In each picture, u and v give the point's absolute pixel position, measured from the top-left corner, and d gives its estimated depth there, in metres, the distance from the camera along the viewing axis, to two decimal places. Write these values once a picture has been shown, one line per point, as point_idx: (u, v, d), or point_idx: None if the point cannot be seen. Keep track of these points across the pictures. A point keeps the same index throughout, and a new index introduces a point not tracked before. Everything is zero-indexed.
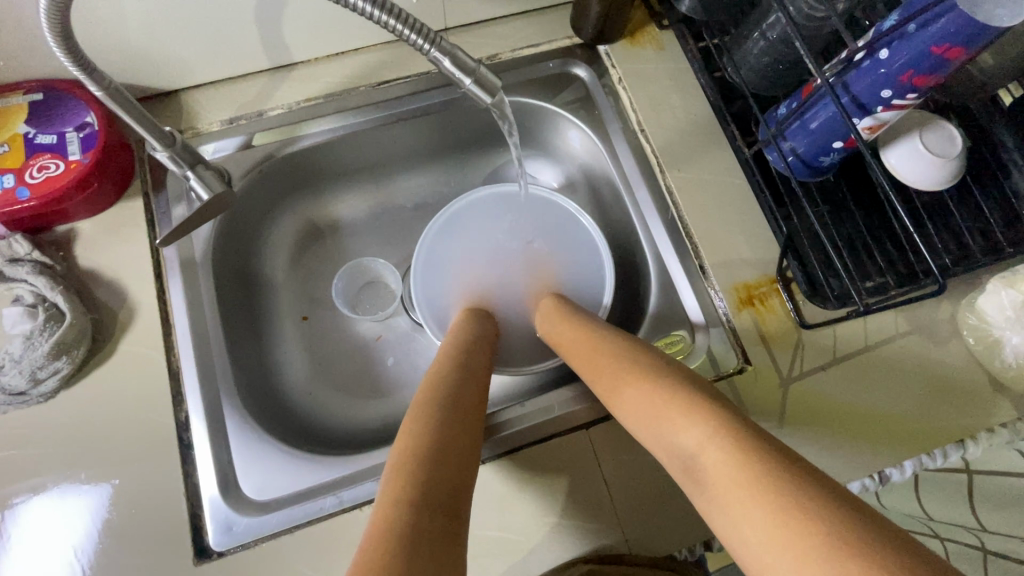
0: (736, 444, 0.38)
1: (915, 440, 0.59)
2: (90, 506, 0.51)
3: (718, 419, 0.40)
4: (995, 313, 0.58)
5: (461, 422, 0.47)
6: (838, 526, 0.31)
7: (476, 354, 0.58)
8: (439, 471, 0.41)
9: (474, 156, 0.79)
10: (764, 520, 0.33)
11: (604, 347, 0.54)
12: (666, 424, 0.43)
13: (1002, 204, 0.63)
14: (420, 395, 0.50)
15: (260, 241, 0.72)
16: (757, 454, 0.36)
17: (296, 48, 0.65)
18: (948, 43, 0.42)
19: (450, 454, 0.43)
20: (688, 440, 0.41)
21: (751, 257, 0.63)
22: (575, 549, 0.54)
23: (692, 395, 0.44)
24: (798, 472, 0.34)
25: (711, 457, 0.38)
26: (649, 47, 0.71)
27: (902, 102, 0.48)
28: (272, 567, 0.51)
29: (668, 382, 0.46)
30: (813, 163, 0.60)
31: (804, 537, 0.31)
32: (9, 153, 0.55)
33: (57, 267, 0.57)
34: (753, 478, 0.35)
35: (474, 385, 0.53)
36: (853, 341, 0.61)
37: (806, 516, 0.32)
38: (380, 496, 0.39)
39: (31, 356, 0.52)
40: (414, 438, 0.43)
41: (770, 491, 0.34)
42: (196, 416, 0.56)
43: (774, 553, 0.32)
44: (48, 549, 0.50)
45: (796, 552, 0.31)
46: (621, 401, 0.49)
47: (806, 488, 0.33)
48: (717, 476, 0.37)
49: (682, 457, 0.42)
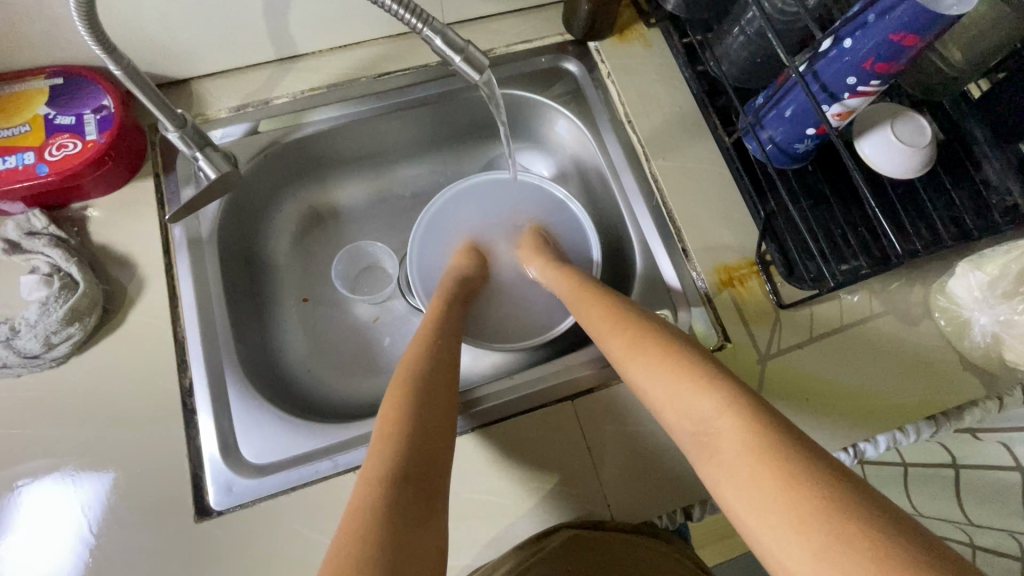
0: (751, 416, 0.42)
1: (886, 415, 0.61)
2: (92, 476, 0.54)
3: (735, 393, 0.44)
4: (964, 295, 0.61)
5: (438, 396, 0.51)
6: (835, 494, 0.35)
7: (452, 327, 0.61)
8: (417, 448, 0.45)
9: (470, 147, 0.82)
10: (768, 484, 0.37)
11: (618, 317, 0.57)
12: (679, 389, 0.47)
13: (973, 193, 0.66)
14: (400, 372, 0.53)
15: (263, 224, 0.75)
16: (768, 428, 0.40)
17: (300, 41, 0.69)
18: (904, 31, 0.46)
19: (428, 431, 0.47)
20: (703, 407, 0.45)
21: (730, 240, 0.66)
22: (560, 514, 0.56)
23: (706, 369, 0.47)
24: (799, 447, 0.39)
25: (725, 425, 0.42)
26: (637, 44, 0.75)
27: (867, 88, 0.52)
28: (269, 526, 0.53)
29: (681, 355, 0.50)
30: (789, 150, 0.63)
31: (805, 500, 0.35)
32: (30, 132, 0.58)
33: (71, 241, 0.60)
34: (764, 448, 0.39)
35: (448, 356, 0.56)
36: (829, 321, 0.64)
37: (808, 484, 0.36)
38: (363, 472, 0.43)
39: (46, 322, 0.55)
40: (393, 418, 0.47)
41: (779, 459, 0.38)
42: (200, 383, 0.58)
43: (769, 513, 0.36)
44: (55, 508, 0.52)
45: (796, 513, 0.35)
46: (637, 359, 0.52)
47: (807, 461, 0.38)
48: (728, 440, 0.41)
49: (692, 421, 0.45)
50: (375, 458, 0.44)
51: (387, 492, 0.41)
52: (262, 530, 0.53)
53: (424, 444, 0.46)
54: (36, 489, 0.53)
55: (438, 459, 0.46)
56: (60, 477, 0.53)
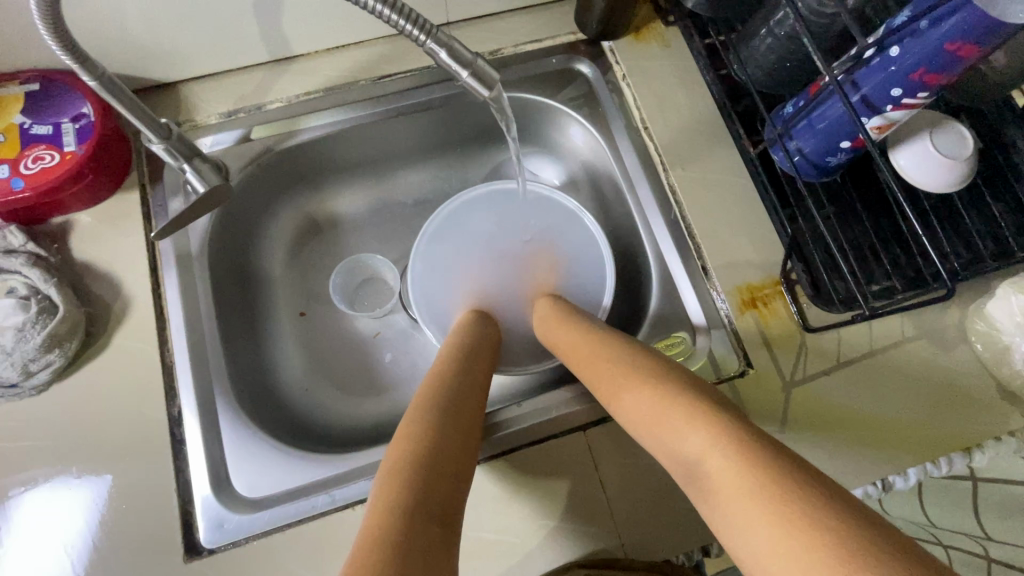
0: (736, 450, 0.37)
1: (921, 448, 0.58)
2: (88, 492, 0.51)
3: (718, 425, 0.40)
4: (1005, 319, 0.57)
5: (461, 428, 0.48)
6: (843, 533, 0.30)
7: (473, 353, 0.58)
8: (434, 483, 0.41)
9: (476, 152, 0.78)
10: (768, 527, 0.33)
11: (602, 350, 0.54)
12: (667, 429, 0.43)
13: (1014, 208, 0.62)
14: (420, 399, 0.50)
15: (258, 236, 0.71)
16: (757, 461, 0.36)
17: (296, 41, 0.64)
18: (961, 41, 0.41)
19: (446, 463, 0.43)
20: (690, 447, 0.41)
21: (753, 257, 0.62)
22: (572, 554, 0.53)
23: (690, 401, 0.43)
24: (800, 479, 0.34)
25: (712, 465, 0.38)
26: (654, 43, 0.70)
27: (912, 101, 0.47)
28: (262, 565, 0.50)
29: (665, 389, 0.46)
30: (820, 164, 0.59)
31: (806, 542, 0.31)
32: (4, 143, 0.54)
33: (51, 259, 0.56)
34: (755, 485, 0.35)
35: (474, 387, 0.53)
36: (858, 345, 0.60)
37: (806, 521, 0.31)
38: (373, 506, 0.39)
39: (24, 348, 0.51)
40: (406, 450, 0.43)
41: (771, 497, 0.33)
42: (189, 412, 0.55)
43: (778, 562, 0.32)
44: (40, 539, 0.50)
45: (807, 558, 0.30)
46: (623, 402, 0.49)
47: (806, 495, 0.33)
48: (719, 481, 0.37)
49: (685, 464, 0.41)
50: (387, 491, 0.40)
51: (402, 525, 0.36)
52: (256, 570, 0.50)
53: (442, 475, 0.42)
54: (28, 501, 0.50)
55: (456, 494, 0.42)
56: (50, 492, 0.51)
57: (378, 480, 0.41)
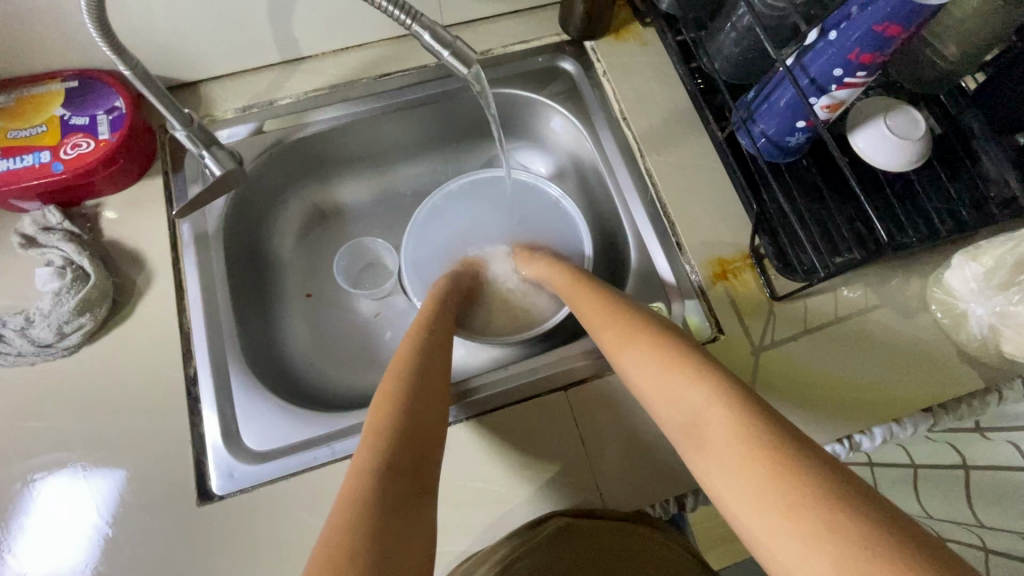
0: (740, 409, 0.42)
1: (884, 409, 0.61)
2: (106, 475, 0.55)
3: (724, 386, 0.45)
4: (960, 287, 0.60)
5: (430, 393, 0.52)
6: (826, 484, 0.36)
7: (444, 324, 0.62)
8: (408, 443, 0.46)
9: (470, 146, 0.84)
10: (761, 474, 0.38)
11: (608, 312, 0.58)
12: (672, 386, 0.47)
13: (970, 186, 0.66)
14: (395, 366, 0.54)
15: (268, 221, 0.77)
16: (757, 420, 0.41)
17: (304, 43, 0.71)
18: (887, 22, 0.47)
19: (420, 424, 0.48)
20: (693, 400, 0.45)
21: (725, 233, 0.67)
22: (553, 504, 0.57)
23: (697, 361, 0.48)
24: (790, 438, 0.39)
25: (716, 417, 0.43)
26: (632, 42, 0.76)
27: (854, 80, 0.53)
28: (267, 510, 0.55)
29: (670, 349, 0.50)
30: (781, 144, 0.64)
31: (795, 487, 0.36)
32: (46, 132, 0.61)
33: (84, 236, 0.63)
34: (754, 438, 0.40)
35: (440, 354, 0.57)
36: (823, 313, 0.64)
37: (797, 470, 0.37)
38: (355, 463, 0.44)
39: (58, 312, 0.57)
40: (384, 413, 0.48)
41: (769, 450, 0.39)
42: (204, 373, 0.60)
43: (763, 502, 0.37)
44: (67, 501, 0.54)
45: (788, 503, 0.36)
46: (629, 353, 0.53)
47: (798, 452, 0.38)
48: (720, 432, 0.42)
49: (683, 414, 0.46)
50: (367, 450, 0.44)
51: (382, 482, 0.41)
52: (262, 515, 0.54)
53: (412, 437, 0.46)
54: (50, 484, 0.55)
55: (427, 452, 0.47)
56: (72, 476, 0.55)
57: (358, 445, 0.46)
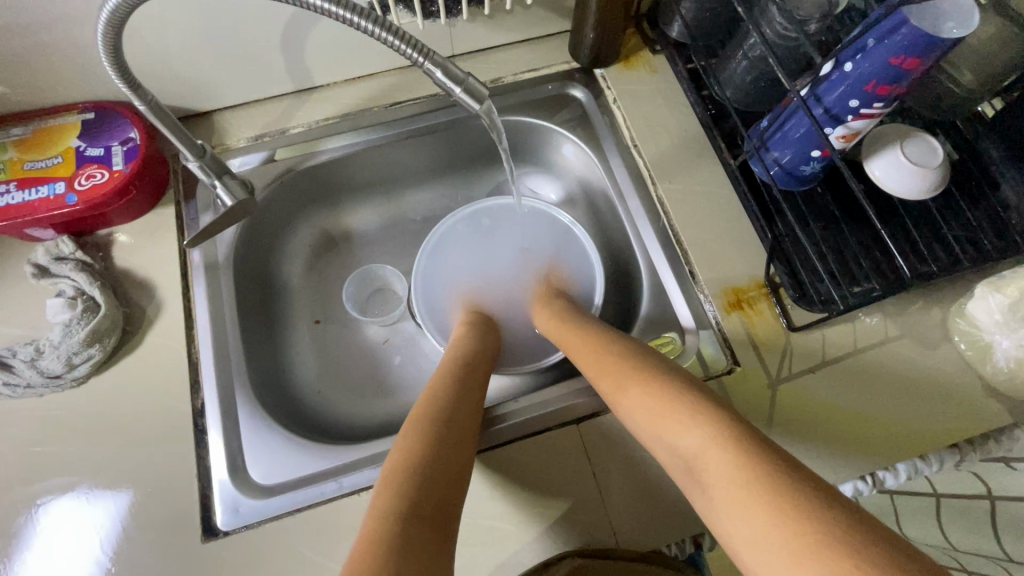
0: (737, 446, 0.39)
1: (907, 445, 0.59)
2: (111, 505, 0.55)
3: (722, 422, 0.42)
4: (985, 318, 0.59)
5: (449, 440, 0.50)
6: (834, 527, 0.32)
7: (471, 367, 0.61)
8: (426, 490, 0.44)
9: (479, 172, 0.84)
10: (757, 519, 0.35)
11: (610, 351, 0.56)
12: (669, 423, 0.45)
13: (992, 215, 0.64)
14: (418, 409, 0.53)
15: (279, 248, 0.77)
16: (758, 459, 0.38)
17: (317, 72, 0.72)
18: (904, 55, 0.46)
19: (441, 473, 0.46)
20: (689, 442, 0.43)
21: (739, 263, 0.66)
22: (566, 544, 0.55)
23: (695, 400, 0.45)
24: (794, 474, 0.36)
25: (711, 457, 0.40)
26: (643, 70, 0.76)
27: (870, 111, 0.52)
28: (271, 546, 0.53)
29: (672, 387, 0.47)
30: (795, 173, 0.63)
31: (802, 529, 0.32)
32: (61, 163, 0.62)
33: (96, 265, 0.63)
34: (753, 476, 0.37)
35: (470, 405, 0.56)
36: (843, 345, 0.62)
37: (801, 512, 0.33)
38: (374, 508, 0.42)
39: (69, 342, 0.57)
40: (402, 460, 0.46)
41: (767, 490, 0.35)
42: (211, 403, 0.60)
43: (771, 549, 0.33)
44: (70, 530, 0.53)
45: (797, 545, 0.32)
46: (623, 402, 0.51)
47: (803, 491, 0.35)
48: (718, 475, 0.39)
49: (682, 459, 0.43)
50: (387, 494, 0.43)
51: (400, 525, 0.39)
52: (266, 553, 0.53)
53: (434, 475, 0.45)
54: (52, 511, 0.54)
55: (451, 495, 0.45)
56: (76, 500, 0.54)
57: (378, 488, 0.44)
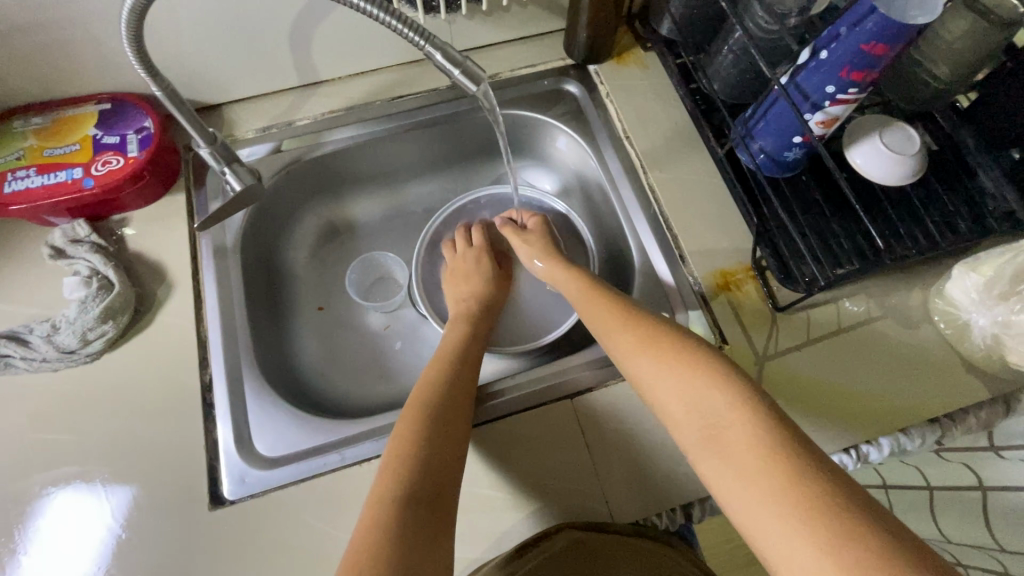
0: (763, 419, 0.43)
1: (889, 419, 0.61)
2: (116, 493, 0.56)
3: (749, 392, 0.46)
4: (963, 297, 0.61)
5: (446, 420, 0.53)
6: (837, 499, 0.37)
7: (469, 348, 0.64)
8: (425, 473, 0.48)
9: (478, 165, 0.87)
10: (768, 484, 0.40)
11: (630, 314, 0.58)
12: (695, 384, 0.48)
13: (969, 201, 0.67)
14: (418, 391, 0.57)
15: (285, 237, 0.80)
16: (775, 432, 0.42)
17: (323, 68, 0.75)
18: (874, 42, 0.49)
19: (438, 454, 0.50)
20: (715, 403, 0.46)
21: (727, 247, 0.69)
22: (560, 513, 0.57)
23: (724, 368, 0.48)
24: (803, 451, 0.41)
25: (736, 421, 0.44)
26: (634, 66, 0.80)
27: (846, 96, 0.55)
28: (276, 514, 0.55)
29: (701, 354, 0.50)
30: (779, 159, 0.66)
31: (811, 499, 0.38)
32: (79, 150, 0.65)
33: (109, 248, 0.66)
34: (772, 448, 0.41)
35: (465, 383, 0.58)
36: (827, 324, 0.65)
37: (814, 484, 0.39)
38: (377, 488, 0.48)
39: (84, 319, 0.60)
40: (405, 443, 0.51)
41: (785, 462, 0.40)
42: (218, 379, 0.62)
43: (774, 511, 0.39)
44: (80, 508, 0.55)
45: (801, 511, 0.38)
46: (641, 359, 0.53)
47: (812, 467, 0.40)
48: (738, 439, 0.43)
49: (698, 416, 0.47)
50: (388, 477, 0.48)
51: (398, 511, 0.45)
52: (271, 520, 0.55)
53: (430, 458, 0.49)
54: (58, 501, 0.55)
55: (447, 472, 0.50)
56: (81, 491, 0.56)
57: (382, 467, 0.50)
